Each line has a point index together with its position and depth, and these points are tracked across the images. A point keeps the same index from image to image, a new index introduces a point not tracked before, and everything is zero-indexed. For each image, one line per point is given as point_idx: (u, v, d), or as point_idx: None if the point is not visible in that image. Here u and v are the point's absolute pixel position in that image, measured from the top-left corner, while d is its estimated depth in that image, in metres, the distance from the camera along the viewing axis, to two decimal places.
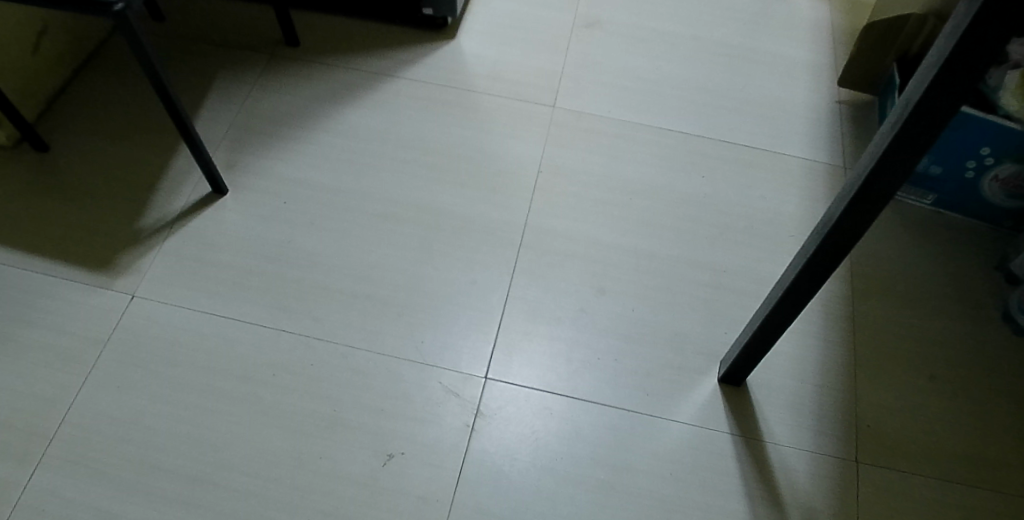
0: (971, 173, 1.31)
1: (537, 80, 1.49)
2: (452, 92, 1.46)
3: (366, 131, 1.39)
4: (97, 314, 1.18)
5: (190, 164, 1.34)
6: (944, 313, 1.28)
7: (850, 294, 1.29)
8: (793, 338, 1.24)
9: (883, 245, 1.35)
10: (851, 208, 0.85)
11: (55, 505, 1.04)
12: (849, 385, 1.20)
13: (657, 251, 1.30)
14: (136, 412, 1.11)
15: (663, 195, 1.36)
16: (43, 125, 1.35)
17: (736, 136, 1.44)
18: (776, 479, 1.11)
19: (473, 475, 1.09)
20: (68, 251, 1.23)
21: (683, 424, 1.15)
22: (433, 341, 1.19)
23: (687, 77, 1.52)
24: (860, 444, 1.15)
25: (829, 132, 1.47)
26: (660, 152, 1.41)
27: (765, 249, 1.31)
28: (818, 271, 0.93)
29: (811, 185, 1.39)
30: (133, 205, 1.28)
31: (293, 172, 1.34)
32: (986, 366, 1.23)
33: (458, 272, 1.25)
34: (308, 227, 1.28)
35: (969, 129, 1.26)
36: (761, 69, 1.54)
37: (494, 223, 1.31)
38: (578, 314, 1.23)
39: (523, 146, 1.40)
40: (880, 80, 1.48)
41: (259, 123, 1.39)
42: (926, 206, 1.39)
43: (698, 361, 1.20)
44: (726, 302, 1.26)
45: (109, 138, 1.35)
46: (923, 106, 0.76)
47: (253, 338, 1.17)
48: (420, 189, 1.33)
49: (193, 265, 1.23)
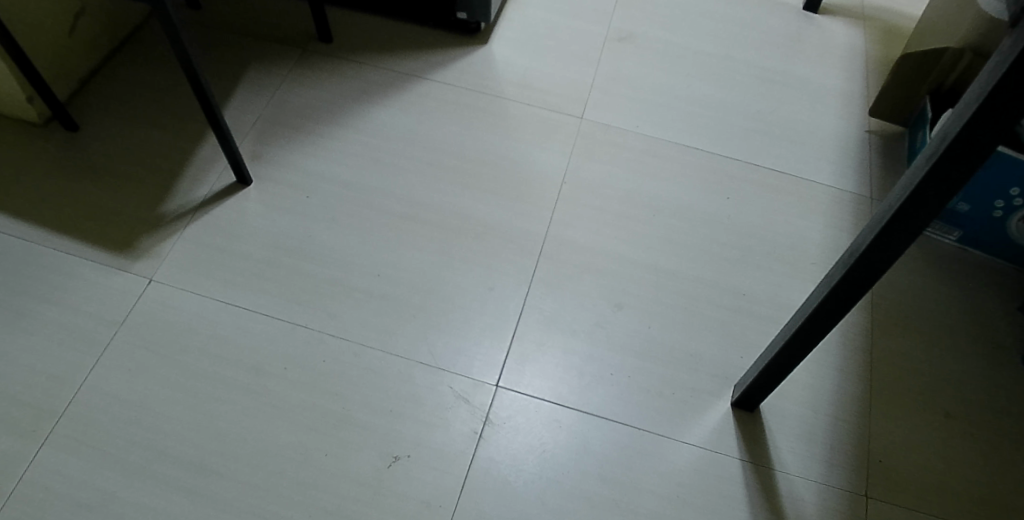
0: (999, 213, 1.29)
1: (566, 90, 1.49)
2: (479, 97, 1.46)
3: (393, 131, 1.39)
4: (115, 296, 1.18)
5: (216, 153, 1.34)
6: (963, 351, 1.25)
7: (869, 325, 1.27)
8: (809, 367, 1.22)
9: (906, 279, 1.32)
10: (878, 240, 0.83)
11: (59, 484, 1.04)
12: (864, 418, 1.18)
13: (678, 270, 1.29)
14: (146, 396, 1.11)
15: (687, 213, 1.35)
16: (75, 106, 1.37)
17: (765, 160, 1.43)
18: (784, 508, 1.09)
19: (478, 483, 1.08)
20: (90, 231, 1.24)
21: (693, 447, 1.13)
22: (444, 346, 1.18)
23: (718, 97, 1.51)
24: (872, 479, 1.13)
25: (857, 161, 1.45)
26: (686, 171, 1.40)
27: (786, 275, 1.29)
28: (840, 301, 0.91)
29: (838, 214, 1.37)
30: (158, 190, 1.29)
31: (317, 166, 1.34)
32: (1003, 408, 1.20)
33: (476, 277, 1.25)
34: (328, 223, 1.28)
35: (1000, 168, 1.24)
36: (792, 93, 1.53)
37: (515, 231, 1.30)
38: (594, 328, 1.22)
39: (548, 156, 1.39)
40: (913, 112, 1.46)
41: (286, 116, 1.40)
42: (951, 242, 1.37)
43: (712, 384, 1.18)
44: (744, 326, 1.24)
45: (139, 122, 1.36)
46: (961, 141, 0.74)
47: (268, 330, 1.17)
48: (443, 192, 1.33)
49: (212, 253, 1.23)
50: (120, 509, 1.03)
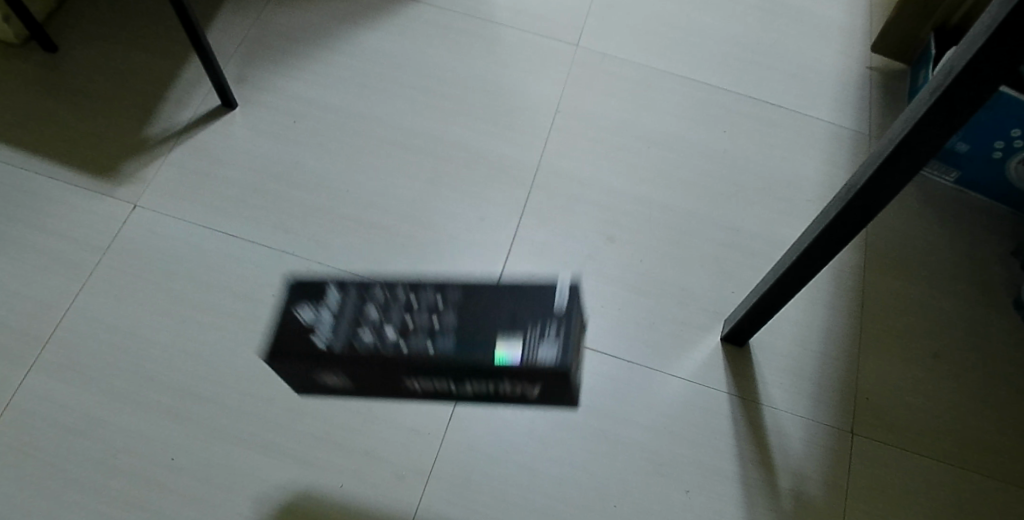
0: (999, 155, 1.26)
1: (562, 17, 1.44)
2: (472, 22, 1.41)
3: (383, 56, 1.35)
4: (99, 221, 1.16)
5: (200, 76, 1.30)
6: (954, 293, 1.25)
7: (862, 264, 1.26)
8: (801, 304, 1.21)
9: (902, 218, 1.31)
10: (878, 175, 0.81)
11: (47, 408, 1.04)
12: (852, 356, 1.18)
13: (672, 204, 1.27)
14: (133, 322, 1.10)
15: (683, 147, 1.33)
16: (52, 25, 1.31)
17: (763, 94, 1.40)
18: (769, 443, 1.10)
19: (466, 413, 1.08)
20: (73, 155, 1.20)
21: (682, 380, 1.13)
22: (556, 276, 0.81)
23: (718, 27, 1.47)
24: (857, 417, 1.13)
25: (858, 97, 1.42)
26: (683, 103, 1.37)
27: (781, 212, 1.28)
28: (834, 238, 0.90)
29: (835, 151, 1.35)
30: (141, 113, 1.25)
31: (305, 91, 1.30)
32: (990, 350, 1.21)
33: (467, 207, 1.23)
34: (316, 149, 1.25)
35: (1003, 109, 1.21)
36: (794, 25, 1.49)
37: (508, 161, 1.27)
38: (585, 260, 1.21)
39: (542, 85, 1.36)
40: (916, 49, 1.42)
41: (272, 39, 1.35)
42: (949, 183, 1.35)
43: (703, 318, 1.18)
44: (736, 261, 1.23)
45: (119, 42, 1.31)
46: (967, 74, 0.70)
47: (254, 256, 1.16)
48: (434, 120, 1.30)
49: (197, 178, 1.21)
50: (109, 433, 1.03)
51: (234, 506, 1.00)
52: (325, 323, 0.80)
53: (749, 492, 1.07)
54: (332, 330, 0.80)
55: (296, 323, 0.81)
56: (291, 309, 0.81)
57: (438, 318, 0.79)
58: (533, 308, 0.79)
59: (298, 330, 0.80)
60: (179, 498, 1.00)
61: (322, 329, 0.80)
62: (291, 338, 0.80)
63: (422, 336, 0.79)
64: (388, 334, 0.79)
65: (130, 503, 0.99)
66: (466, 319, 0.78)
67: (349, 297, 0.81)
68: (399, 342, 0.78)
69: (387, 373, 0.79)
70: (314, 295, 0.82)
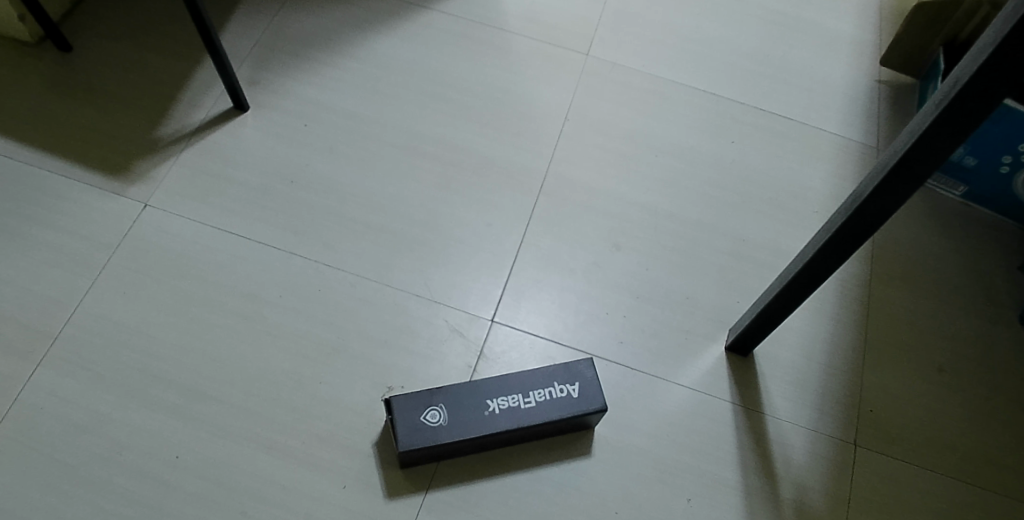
0: (1006, 169, 1.26)
1: (573, 27, 1.45)
2: (484, 30, 1.42)
3: (394, 62, 1.36)
4: (110, 219, 1.17)
5: (213, 78, 1.31)
6: (960, 307, 1.25)
7: (868, 276, 1.26)
8: (805, 315, 1.21)
9: (907, 231, 1.31)
10: (882, 187, 0.81)
11: (53, 405, 1.04)
12: (855, 368, 1.18)
13: (679, 213, 1.27)
14: (141, 320, 1.11)
15: (691, 157, 1.33)
16: (67, 26, 1.32)
17: (772, 105, 1.40)
18: (772, 453, 1.10)
19: None
20: (85, 154, 1.21)
21: (686, 389, 1.13)
22: (577, 365, 1.06)
23: (728, 38, 1.47)
24: (860, 428, 1.14)
25: (866, 110, 1.42)
26: (691, 113, 1.38)
27: (787, 223, 1.29)
28: (839, 248, 0.90)
29: (843, 163, 1.36)
30: (153, 113, 1.26)
31: (316, 95, 1.31)
32: (995, 365, 1.21)
33: (474, 213, 1.24)
34: (327, 152, 1.26)
35: (1011, 123, 1.21)
36: (804, 38, 1.49)
37: (516, 167, 1.28)
38: (591, 267, 1.21)
39: (552, 93, 1.37)
40: (925, 64, 1.43)
41: (285, 44, 1.36)
42: (956, 197, 1.35)
43: (707, 327, 1.18)
44: (742, 272, 1.23)
45: (134, 44, 1.32)
46: (972, 88, 0.71)
47: (263, 258, 1.16)
48: (443, 126, 1.31)
49: (207, 180, 1.22)
50: (114, 431, 1.04)
51: (237, 505, 1.01)
52: (444, 418, 1.02)
53: (751, 502, 1.07)
54: (443, 414, 1.02)
55: (421, 424, 1.01)
56: (405, 414, 1.01)
57: (512, 406, 1.04)
58: (567, 375, 1.06)
59: (427, 431, 1.01)
60: (183, 496, 1.01)
61: (440, 425, 1.02)
62: (420, 439, 1.00)
63: (511, 400, 1.04)
64: (490, 409, 1.03)
65: (133, 500, 1.00)
66: (529, 409, 1.04)
67: (445, 388, 1.04)
68: (494, 412, 1.03)
69: (487, 441, 1.04)
70: (419, 402, 1.02)
